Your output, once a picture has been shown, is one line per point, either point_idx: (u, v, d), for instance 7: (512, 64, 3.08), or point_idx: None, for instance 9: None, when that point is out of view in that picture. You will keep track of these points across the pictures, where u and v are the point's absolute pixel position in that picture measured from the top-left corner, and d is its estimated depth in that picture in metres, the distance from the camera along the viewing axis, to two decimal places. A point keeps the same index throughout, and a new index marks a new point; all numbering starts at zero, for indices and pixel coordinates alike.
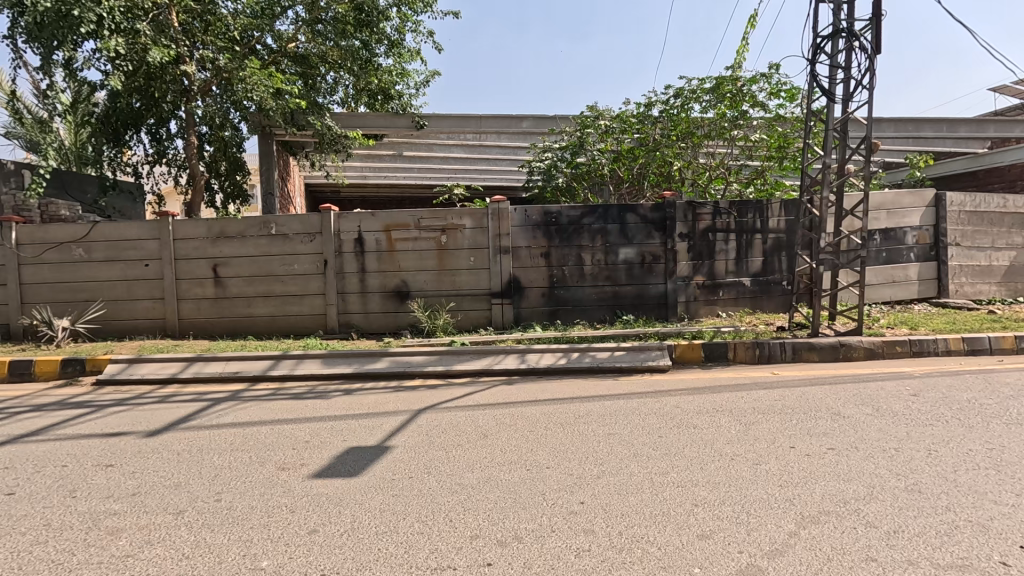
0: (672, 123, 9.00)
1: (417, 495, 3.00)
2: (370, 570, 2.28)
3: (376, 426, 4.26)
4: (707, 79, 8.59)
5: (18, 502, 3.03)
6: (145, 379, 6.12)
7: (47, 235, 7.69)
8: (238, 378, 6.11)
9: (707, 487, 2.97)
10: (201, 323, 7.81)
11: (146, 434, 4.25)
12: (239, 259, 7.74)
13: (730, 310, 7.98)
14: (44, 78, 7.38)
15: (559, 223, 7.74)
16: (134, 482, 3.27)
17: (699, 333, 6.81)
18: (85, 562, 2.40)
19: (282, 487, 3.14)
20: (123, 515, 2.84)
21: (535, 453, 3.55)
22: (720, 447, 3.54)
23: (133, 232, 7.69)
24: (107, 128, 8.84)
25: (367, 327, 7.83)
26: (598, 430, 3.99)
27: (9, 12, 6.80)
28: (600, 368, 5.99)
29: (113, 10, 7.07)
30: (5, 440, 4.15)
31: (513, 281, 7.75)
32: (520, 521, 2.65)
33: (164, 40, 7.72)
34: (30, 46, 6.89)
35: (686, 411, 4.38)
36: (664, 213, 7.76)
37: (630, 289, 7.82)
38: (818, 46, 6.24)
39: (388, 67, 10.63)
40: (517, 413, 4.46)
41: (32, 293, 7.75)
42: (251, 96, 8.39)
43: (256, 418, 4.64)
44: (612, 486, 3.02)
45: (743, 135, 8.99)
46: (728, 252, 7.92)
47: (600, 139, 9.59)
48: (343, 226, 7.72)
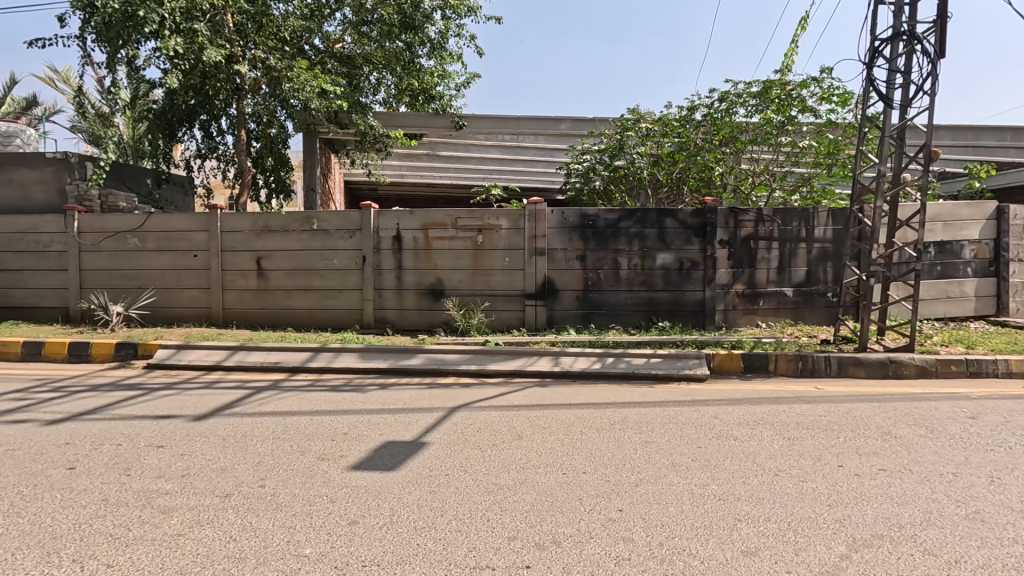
0: (716, 127, 8.83)
1: (454, 492, 3.01)
2: (410, 565, 2.30)
3: (412, 421, 4.31)
4: (755, 82, 8.34)
5: (78, 476, 3.19)
6: (192, 365, 6.38)
7: (105, 224, 8.09)
8: (279, 369, 6.30)
9: (750, 502, 2.88)
10: (244, 313, 8.08)
11: (193, 418, 4.42)
12: (282, 252, 7.96)
13: (770, 321, 7.76)
14: (108, 75, 7.79)
15: (596, 226, 7.67)
16: (183, 464, 3.40)
17: (738, 342, 6.62)
18: (140, 538, 2.50)
19: (322, 477, 3.20)
20: (173, 495, 2.95)
21: (571, 457, 3.53)
22: (762, 462, 3.43)
23: (183, 224, 8.02)
24: (162, 123, 9.24)
25: (401, 324, 7.96)
26: (634, 437, 3.93)
27: (81, 14, 7.21)
28: (634, 374, 5.91)
29: (174, 12, 7.43)
30: (65, 417, 4.39)
31: (547, 282, 7.73)
32: (558, 525, 2.63)
33: (219, 40, 8.04)
34: (97, 45, 7.31)
35: (726, 422, 4.27)
36: (705, 219, 7.58)
37: (667, 294, 7.69)
38: (876, 50, 5.99)
39: (430, 68, 10.74)
40: (551, 416, 4.44)
41: (90, 278, 8.18)
42: (297, 96, 8.62)
43: (297, 407, 4.76)
44: (650, 495, 2.97)
45: (790, 141, 8.64)
46: (770, 261, 7.69)
47: (640, 142, 9.50)
48: (382, 224, 7.86)
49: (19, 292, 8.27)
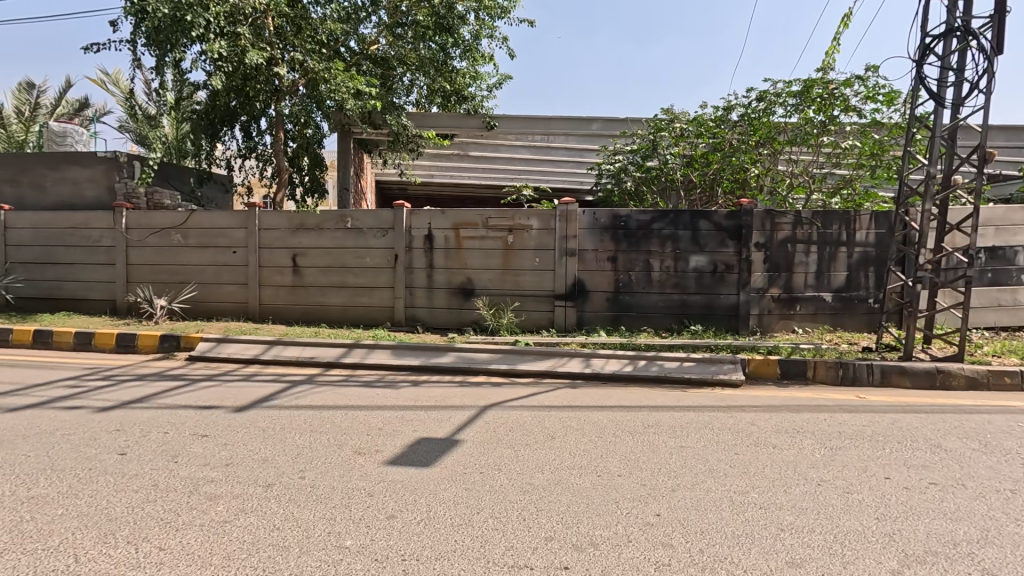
0: (752, 128, 8.64)
1: (489, 491, 3.02)
2: (449, 561, 2.32)
3: (445, 419, 4.34)
4: (795, 81, 8.12)
5: (129, 462, 3.33)
6: (231, 358, 6.58)
7: (151, 221, 8.41)
8: (314, 363, 6.44)
9: (794, 512, 2.80)
10: (280, 308, 8.29)
11: (234, 409, 4.55)
12: (317, 250, 8.14)
13: (807, 327, 7.54)
14: (156, 77, 8.09)
15: (628, 227, 7.59)
16: (226, 453, 3.51)
17: (775, 348, 6.46)
18: (189, 523, 2.59)
19: (359, 471, 3.26)
20: (218, 483, 3.05)
21: (605, 459, 3.49)
22: (804, 471, 3.33)
23: (223, 221, 8.27)
24: (205, 124, 9.54)
25: (432, 322, 8.03)
26: (669, 441, 3.87)
27: (133, 19, 7.51)
28: (667, 377, 5.82)
29: (219, 16, 7.68)
30: (115, 405, 4.59)
31: (578, 283, 7.69)
32: (595, 528, 2.62)
33: (261, 43, 8.27)
34: (147, 49, 7.61)
35: (764, 429, 4.17)
36: (740, 221, 7.41)
37: (700, 297, 7.55)
38: (927, 46, 5.75)
39: (463, 70, 10.81)
40: (583, 418, 4.41)
41: (136, 272, 8.52)
42: (334, 97, 8.79)
43: (332, 402, 4.86)
44: (688, 501, 2.92)
45: (831, 142, 8.36)
46: (808, 265, 7.48)
47: (674, 143, 9.39)
48: (414, 223, 7.96)
49: (71, 285, 8.68)
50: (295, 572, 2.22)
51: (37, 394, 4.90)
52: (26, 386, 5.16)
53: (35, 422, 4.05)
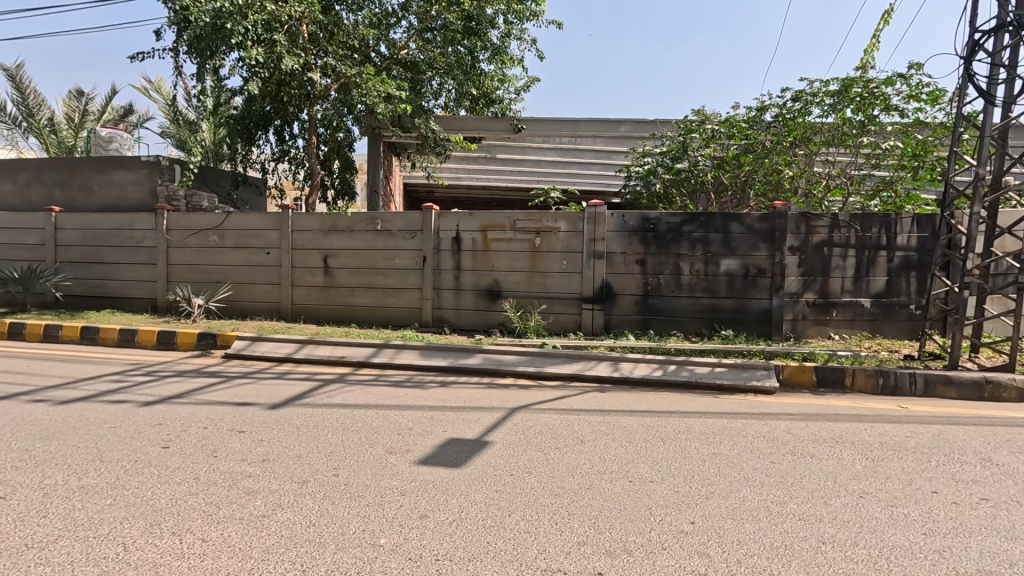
0: (787, 128, 8.42)
1: (520, 493, 3.02)
2: (483, 562, 2.32)
3: (474, 420, 4.36)
4: (832, 80, 7.89)
5: (171, 455, 3.45)
6: (266, 356, 6.75)
7: (190, 222, 8.70)
8: (344, 363, 6.55)
9: (836, 524, 2.71)
10: (311, 308, 8.47)
11: (269, 406, 4.67)
12: (348, 251, 8.28)
13: (844, 333, 7.30)
14: (196, 84, 8.38)
15: (657, 230, 7.50)
16: (263, 449, 3.60)
17: (811, 355, 6.28)
18: (229, 516, 2.66)
19: (391, 469, 3.30)
20: (256, 478, 3.13)
21: (637, 465, 3.45)
22: (845, 482, 3.23)
23: (258, 222, 8.50)
24: (241, 128, 9.82)
25: (459, 323, 8.08)
26: (701, 448, 3.79)
27: (176, 28, 7.81)
28: (698, 383, 5.71)
29: (257, 24, 7.92)
30: (157, 400, 4.77)
31: (605, 286, 7.63)
32: (628, 534, 2.58)
33: (296, 49, 8.49)
34: (189, 56, 7.89)
35: (801, 438, 4.05)
36: (774, 224, 7.23)
37: (731, 301, 7.40)
38: (976, 43, 5.52)
39: (491, 73, 10.84)
40: (613, 422, 4.37)
41: (175, 272, 8.82)
42: (365, 101, 8.94)
43: (363, 401, 4.93)
44: (724, 510, 2.86)
45: (870, 143, 8.08)
46: (845, 269, 7.25)
47: (704, 144, 9.26)
48: (442, 225, 8.02)
49: (115, 283, 9.05)
50: (332, 568, 2.26)
51: (85, 387, 5.12)
52: (74, 380, 5.41)
53: (83, 415, 4.24)
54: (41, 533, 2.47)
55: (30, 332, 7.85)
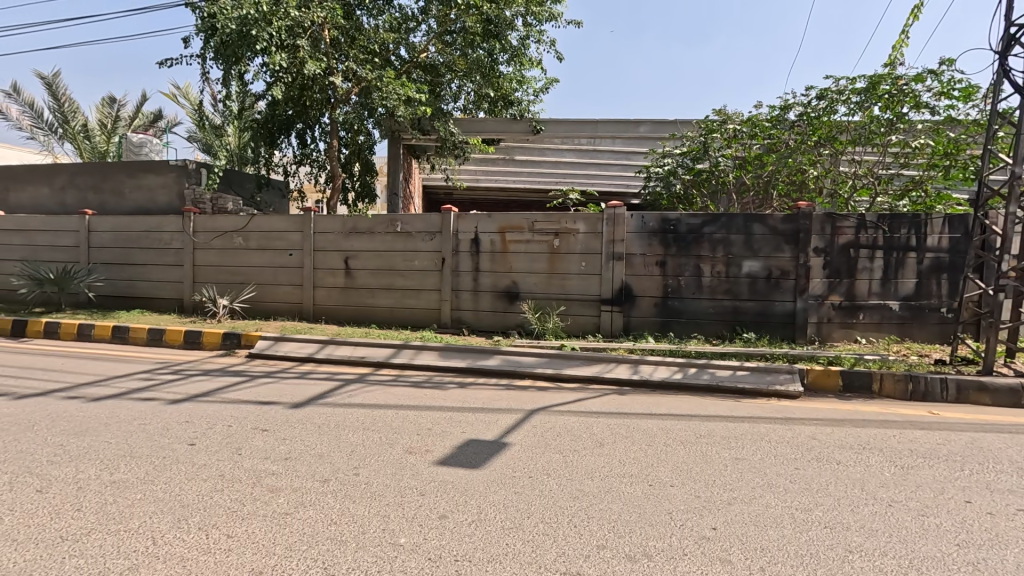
0: (811, 127, 8.25)
1: (539, 495, 3.01)
2: (501, 564, 2.32)
3: (493, 421, 4.37)
4: (859, 78, 7.71)
5: (198, 452, 3.53)
6: (288, 355, 6.88)
7: (216, 224, 8.90)
8: (365, 363, 6.64)
9: (863, 533, 2.64)
10: (332, 309, 8.59)
11: (291, 405, 4.75)
12: (368, 253, 8.38)
13: (871, 337, 7.12)
14: (222, 89, 8.58)
15: (677, 231, 7.42)
16: (286, 448, 3.66)
17: (836, 358, 6.13)
18: (253, 513, 2.71)
19: (411, 469, 3.32)
20: (278, 476, 3.18)
21: (657, 468, 3.42)
22: (872, 490, 3.14)
23: (281, 225, 8.66)
24: (265, 132, 10.00)
25: (477, 325, 8.11)
26: (723, 452, 3.74)
27: (204, 35, 8.01)
28: (719, 387, 5.63)
29: (281, 30, 8.09)
30: (184, 398, 4.89)
31: (625, 288, 7.57)
32: (648, 538, 2.56)
33: (318, 54, 8.63)
34: (216, 62, 8.08)
35: (826, 444, 3.96)
36: (798, 225, 7.09)
37: (753, 304, 7.27)
38: (1012, 37, 5.33)
39: (510, 75, 10.86)
40: (633, 425, 4.33)
41: (201, 273, 9.04)
42: (385, 103, 9.02)
43: (382, 401, 4.98)
44: (747, 516, 2.80)
45: (899, 141, 7.86)
46: (872, 271, 7.07)
47: (725, 144, 9.13)
48: (461, 227, 8.07)
49: (144, 284, 9.31)
50: (353, 566, 2.29)
51: (117, 385, 5.29)
52: (106, 378, 5.58)
53: (115, 411, 4.37)
54: (75, 526, 2.55)
55: (65, 331, 8.12)
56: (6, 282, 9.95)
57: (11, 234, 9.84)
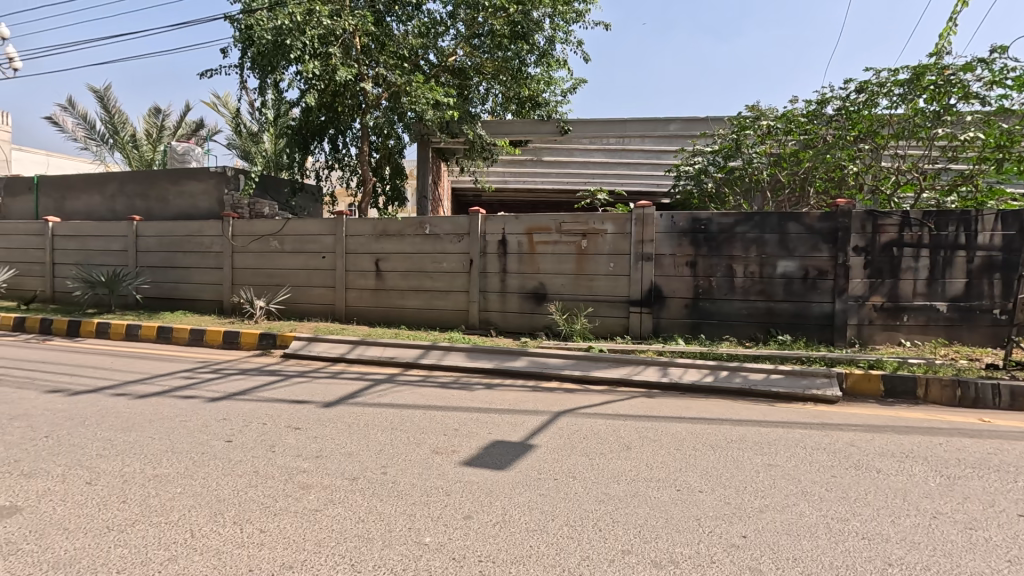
0: (851, 122, 8.00)
1: (564, 498, 2.99)
2: (525, 566, 2.32)
3: (519, 422, 4.37)
4: (902, 69, 7.37)
5: (234, 448, 3.66)
6: (321, 355, 7.06)
7: (253, 228, 9.19)
8: (394, 363, 6.76)
9: (904, 546, 2.52)
10: (363, 311, 8.77)
11: (323, 404, 4.87)
12: (398, 255, 8.52)
13: (916, 339, 6.80)
14: (259, 98, 8.89)
15: (708, 231, 7.26)
16: (317, 446, 3.75)
17: (878, 362, 5.87)
18: (285, 509, 2.80)
19: (437, 470, 3.36)
20: (309, 473, 3.27)
21: (685, 473, 3.35)
22: (914, 500, 3.00)
23: (314, 228, 8.89)
24: (299, 138, 10.29)
25: (505, 326, 8.13)
26: (755, 458, 3.63)
27: (241, 46, 8.32)
28: (752, 390, 5.48)
29: (314, 39, 8.31)
30: (223, 396, 5.08)
31: (654, 289, 7.45)
32: (675, 544, 2.51)
33: (349, 61, 8.83)
34: (253, 72, 8.38)
35: (866, 451, 3.80)
36: (836, 223, 6.84)
37: (788, 305, 7.05)
38: None
39: (538, 76, 10.90)
40: (661, 429, 4.26)
41: (240, 276, 9.37)
42: (414, 108, 9.15)
43: (410, 401, 5.06)
44: (779, 524, 2.72)
45: (947, 135, 7.50)
46: (918, 270, 6.75)
47: (760, 141, 8.86)
48: (489, 228, 8.11)
49: (186, 286, 9.71)
50: (379, 564, 2.33)
51: (160, 383, 5.54)
52: (151, 376, 5.85)
53: (158, 408, 4.58)
54: (120, 518, 2.68)
55: (114, 331, 8.55)
56: (62, 284, 10.55)
57: (66, 239, 10.43)
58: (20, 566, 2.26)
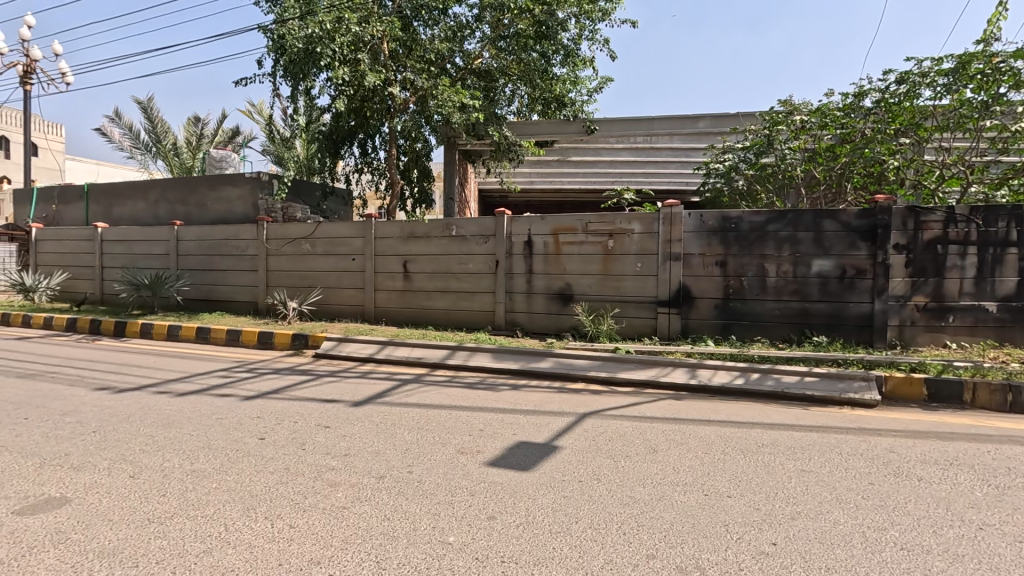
0: (891, 115, 7.68)
1: (589, 500, 2.98)
2: (547, 567, 2.32)
3: (544, 423, 4.37)
4: (947, 57, 7.04)
5: (267, 446, 3.78)
6: (351, 355, 7.21)
7: (285, 232, 9.45)
8: (422, 363, 6.85)
9: (947, 558, 2.40)
10: (392, 311, 8.91)
11: (352, 404, 4.98)
12: (425, 256, 8.62)
13: (963, 341, 6.48)
14: (291, 104, 9.14)
15: (739, 230, 7.10)
16: (345, 444, 3.84)
17: (920, 365, 5.62)
18: (314, 506, 2.87)
19: (462, 470, 3.39)
20: (338, 471, 3.34)
21: (713, 477, 3.28)
22: (959, 510, 2.86)
23: (344, 231, 9.09)
24: (330, 143, 10.53)
25: (531, 327, 8.13)
26: (787, 463, 3.53)
27: (274, 55, 8.59)
28: (784, 393, 5.32)
29: (343, 46, 8.50)
30: (257, 394, 5.26)
31: (682, 290, 7.32)
32: (701, 551, 2.46)
33: (377, 66, 8.99)
34: (285, 79, 8.64)
35: (906, 458, 3.64)
36: (875, 220, 6.58)
37: (824, 306, 6.82)
38: None
39: (563, 76, 10.92)
40: (689, 432, 4.18)
41: (274, 278, 9.65)
42: (441, 111, 9.25)
43: (437, 401, 5.12)
44: (811, 532, 2.64)
45: (996, 126, 7.12)
46: (965, 268, 6.44)
47: (793, 136, 8.57)
48: (514, 229, 8.11)
49: (224, 288, 10.07)
50: (403, 561, 2.36)
51: (199, 381, 5.76)
52: (190, 375, 6.09)
53: (197, 406, 4.77)
54: (160, 510, 2.80)
55: (156, 331, 8.94)
56: (109, 287, 11.09)
57: (113, 244, 10.96)
58: (69, 555, 2.39)
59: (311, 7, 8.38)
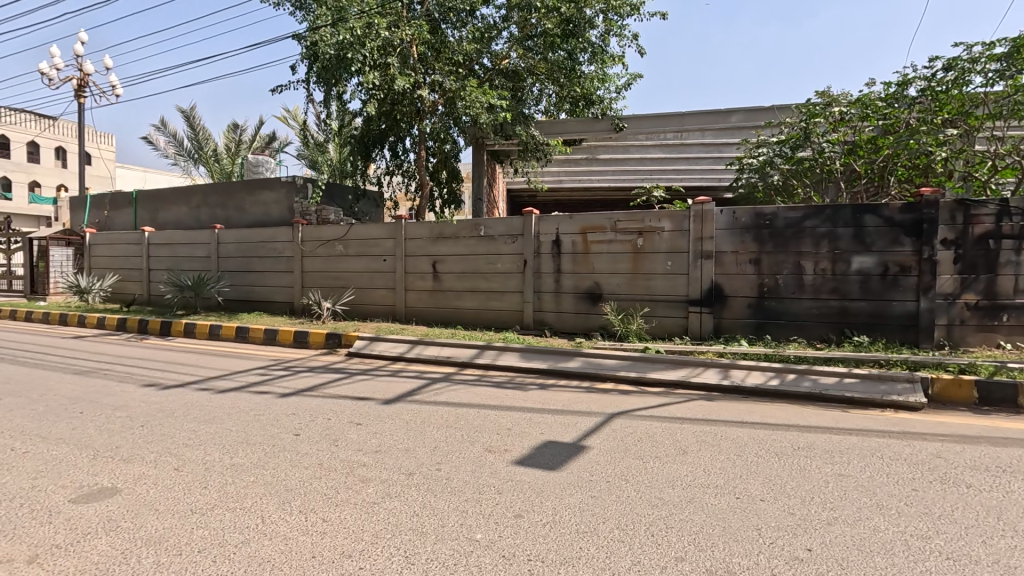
0: (938, 104, 7.38)
1: (617, 500, 2.96)
2: (574, 567, 2.32)
3: (572, 423, 4.36)
4: (1000, 41, 6.67)
5: (302, 441, 3.90)
6: (382, 354, 7.35)
7: (319, 234, 9.71)
8: (451, 363, 6.92)
9: (997, 570, 2.28)
10: (422, 311, 9.04)
11: (383, 402, 5.08)
12: (454, 257, 8.71)
13: (1019, 341, 6.13)
14: (323, 109, 9.37)
15: (774, 226, 6.89)
16: (376, 441, 3.92)
17: (971, 366, 5.34)
18: (347, 500, 2.95)
19: (489, 468, 3.41)
20: (369, 467, 3.42)
21: (746, 480, 3.21)
22: (1012, 520, 2.70)
23: (375, 232, 9.28)
24: (361, 146, 10.75)
25: (560, 326, 8.10)
26: (825, 467, 3.41)
27: (308, 61, 8.83)
28: (822, 395, 5.15)
29: (374, 50, 8.66)
30: (292, 392, 5.42)
31: (714, 288, 7.16)
32: (732, 554, 2.41)
33: (406, 69, 9.12)
34: (319, 85, 8.87)
35: (954, 464, 3.46)
36: (920, 215, 6.28)
37: (865, 304, 6.56)
38: None
39: (591, 73, 10.69)
40: (721, 434, 4.09)
41: (308, 279, 9.92)
42: (468, 112, 9.31)
43: (465, 400, 5.16)
44: (849, 538, 2.55)
45: None
46: (1019, 265, 6.09)
47: (832, 129, 8.20)
48: (542, 229, 8.11)
49: (261, 289, 10.42)
50: (432, 557, 2.41)
51: (238, 378, 5.98)
52: (230, 372, 6.33)
53: (236, 403, 4.96)
54: (202, 502, 2.93)
55: (199, 331, 9.32)
56: (156, 288, 11.62)
57: (159, 248, 11.48)
58: (119, 542, 2.53)
59: (342, 14, 8.57)
